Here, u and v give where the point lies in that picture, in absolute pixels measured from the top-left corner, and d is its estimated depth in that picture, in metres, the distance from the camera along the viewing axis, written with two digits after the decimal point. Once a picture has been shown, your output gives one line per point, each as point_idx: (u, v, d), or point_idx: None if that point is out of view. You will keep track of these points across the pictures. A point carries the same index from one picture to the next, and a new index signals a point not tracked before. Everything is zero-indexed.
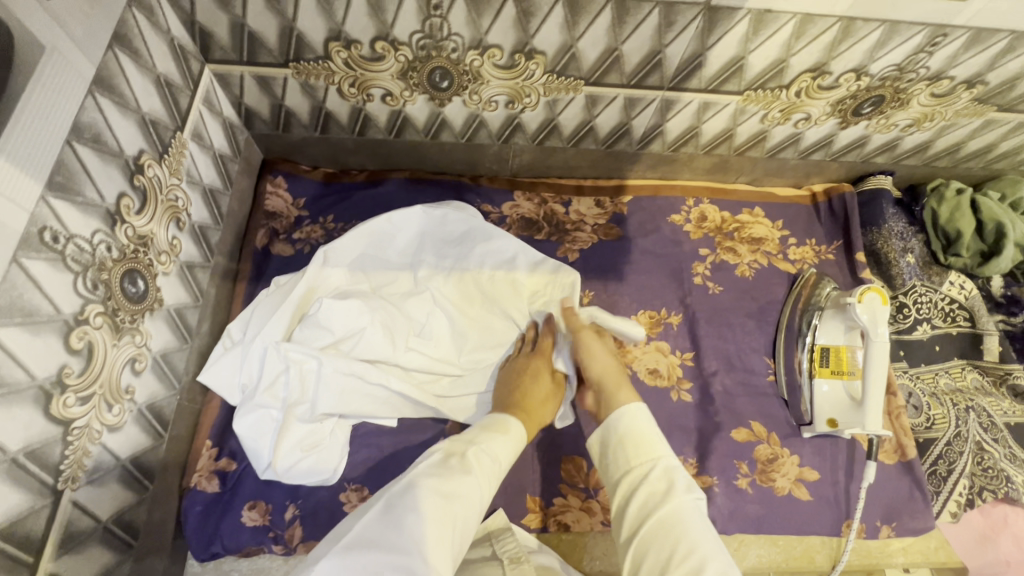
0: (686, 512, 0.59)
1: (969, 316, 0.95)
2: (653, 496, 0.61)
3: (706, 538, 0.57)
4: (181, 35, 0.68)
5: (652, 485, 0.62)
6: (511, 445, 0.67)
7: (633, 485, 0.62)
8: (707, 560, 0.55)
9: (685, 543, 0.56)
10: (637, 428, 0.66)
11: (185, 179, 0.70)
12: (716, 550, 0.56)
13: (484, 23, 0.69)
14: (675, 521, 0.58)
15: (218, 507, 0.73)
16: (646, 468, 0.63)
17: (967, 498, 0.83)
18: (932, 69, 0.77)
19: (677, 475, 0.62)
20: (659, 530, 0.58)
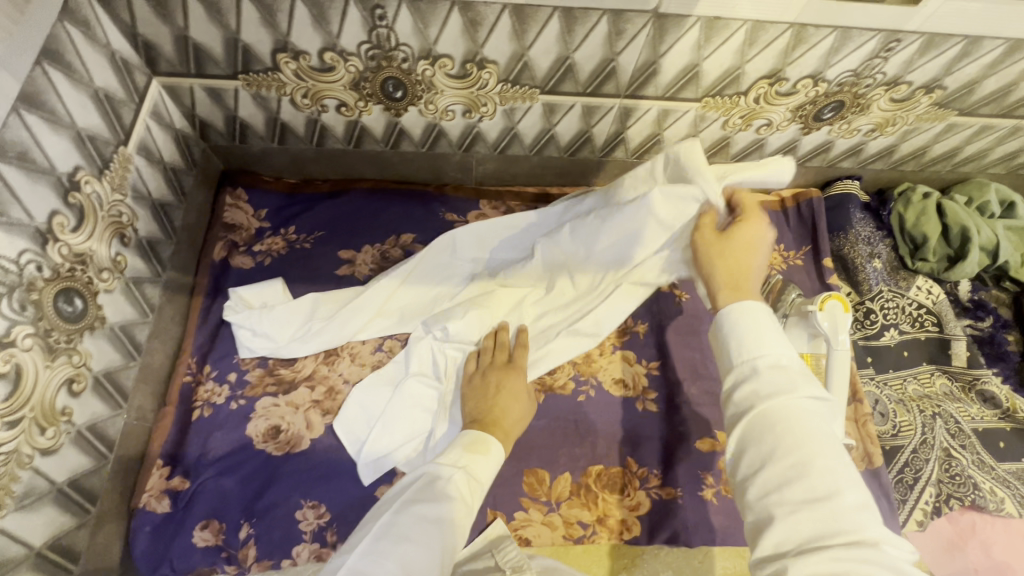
0: (801, 413, 0.47)
1: (937, 321, 0.94)
2: (759, 386, 0.50)
3: (817, 437, 0.46)
4: (123, 48, 0.67)
5: (753, 379, 0.50)
6: (491, 463, 0.66)
7: (739, 372, 0.52)
8: (813, 457, 0.45)
9: (786, 441, 0.46)
10: (746, 323, 0.53)
11: (130, 194, 0.69)
12: (825, 451, 0.45)
13: (431, 32, 0.68)
14: (780, 417, 0.47)
15: (170, 528, 0.72)
16: (751, 364, 0.51)
17: (934, 506, 0.82)
18: (889, 74, 0.76)
19: (787, 370, 0.50)
20: (768, 425, 0.48)
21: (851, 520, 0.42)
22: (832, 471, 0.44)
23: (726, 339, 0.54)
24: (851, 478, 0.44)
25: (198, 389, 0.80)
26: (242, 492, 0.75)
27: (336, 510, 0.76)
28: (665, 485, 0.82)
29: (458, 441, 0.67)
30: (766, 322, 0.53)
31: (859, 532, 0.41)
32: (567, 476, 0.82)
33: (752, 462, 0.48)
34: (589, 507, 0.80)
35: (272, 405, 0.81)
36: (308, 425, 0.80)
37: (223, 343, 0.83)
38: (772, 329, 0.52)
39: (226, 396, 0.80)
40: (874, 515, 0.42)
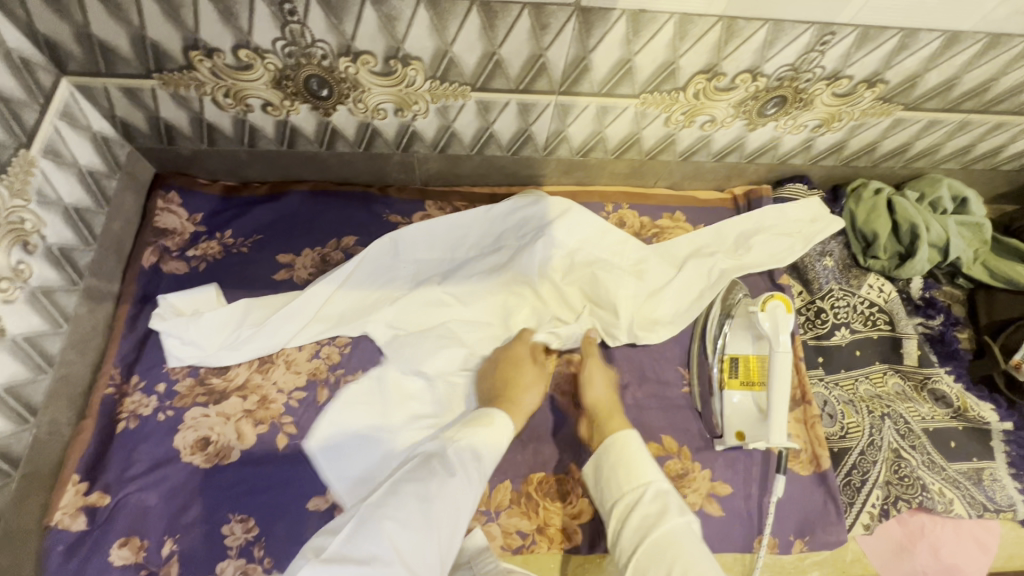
0: (679, 532, 0.61)
1: (889, 319, 0.93)
2: (647, 520, 0.63)
3: (699, 559, 0.59)
4: (22, 46, 0.64)
5: (644, 509, 0.65)
6: (493, 438, 0.68)
7: (632, 505, 0.65)
8: (693, 565, 0.58)
9: (677, 563, 0.58)
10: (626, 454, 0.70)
11: (34, 199, 0.66)
12: (703, 559, 0.59)
13: (347, 28, 0.65)
14: (673, 542, 0.60)
15: (85, 546, 0.69)
16: (637, 493, 0.66)
17: (882, 509, 0.81)
18: (828, 69, 0.74)
19: (668, 498, 0.65)
20: (659, 551, 0.60)
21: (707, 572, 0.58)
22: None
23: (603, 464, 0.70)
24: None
25: (123, 401, 0.77)
26: (165, 507, 0.73)
27: (266, 524, 0.73)
28: None
29: (464, 423, 0.69)
30: (637, 447, 0.70)
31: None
32: (507, 484, 0.79)
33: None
34: (530, 515, 0.78)
35: (202, 415, 0.78)
36: (238, 436, 0.78)
37: (150, 352, 0.80)
38: (642, 449, 0.70)
39: (153, 407, 0.77)
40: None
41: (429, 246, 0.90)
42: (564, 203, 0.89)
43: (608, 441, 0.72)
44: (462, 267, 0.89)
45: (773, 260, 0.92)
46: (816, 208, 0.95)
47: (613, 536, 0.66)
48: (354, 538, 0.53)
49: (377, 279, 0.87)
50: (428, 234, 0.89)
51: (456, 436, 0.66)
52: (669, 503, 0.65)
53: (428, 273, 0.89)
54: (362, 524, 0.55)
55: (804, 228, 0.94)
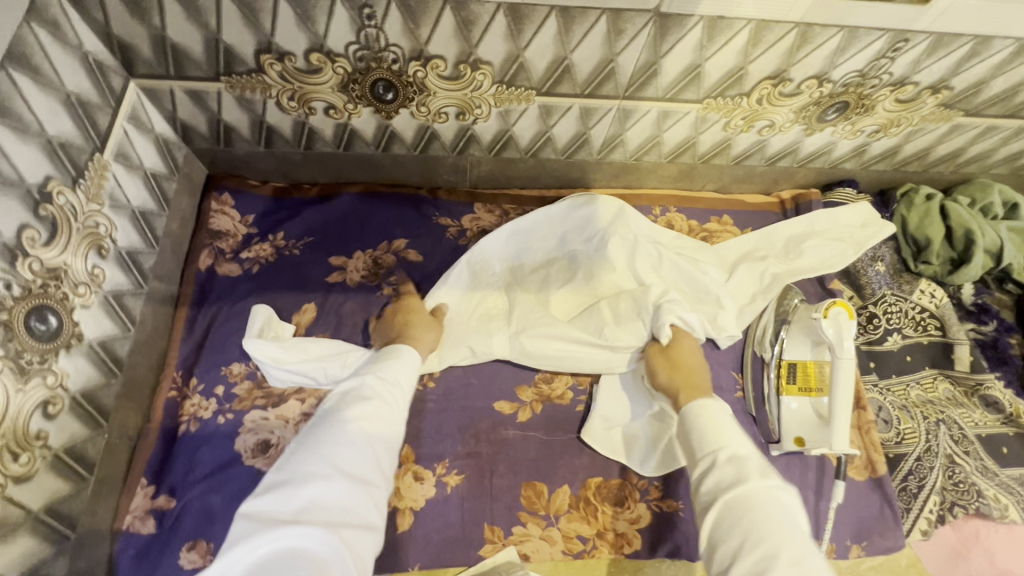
0: (764, 500, 0.53)
1: (940, 325, 0.93)
2: (723, 483, 0.55)
3: (785, 533, 0.51)
4: (97, 49, 0.63)
5: (721, 471, 0.56)
6: (407, 365, 0.67)
7: (703, 472, 0.57)
8: (779, 547, 0.50)
9: (749, 536, 0.51)
10: (710, 416, 0.61)
11: (107, 203, 0.66)
12: (793, 545, 0.50)
13: (423, 33, 0.65)
14: (752, 511, 0.52)
15: (155, 549, 0.68)
16: (711, 461, 0.58)
17: (938, 515, 0.81)
18: (896, 75, 0.74)
19: (745, 463, 0.56)
20: (738, 514, 0.53)
21: None
22: (801, 564, 0.49)
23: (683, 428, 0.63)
24: (818, 569, 0.49)
25: (184, 404, 0.77)
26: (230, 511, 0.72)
27: None
28: (666, 497, 0.80)
29: (374, 362, 0.67)
30: (721, 414, 0.62)
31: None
32: (566, 489, 0.80)
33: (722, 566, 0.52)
34: (589, 520, 0.78)
35: (261, 419, 0.77)
36: None
37: (209, 354, 0.80)
38: (723, 420, 0.61)
39: (213, 410, 0.77)
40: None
41: (499, 252, 0.91)
42: (614, 209, 0.89)
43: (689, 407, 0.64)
44: (532, 267, 0.90)
45: (824, 266, 0.92)
46: (866, 214, 0.95)
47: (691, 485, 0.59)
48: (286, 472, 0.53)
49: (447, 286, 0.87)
50: (494, 241, 0.90)
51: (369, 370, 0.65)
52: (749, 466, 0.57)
53: (503, 278, 0.89)
54: (288, 461, 0.54)
55: (855, 233, 0.94)
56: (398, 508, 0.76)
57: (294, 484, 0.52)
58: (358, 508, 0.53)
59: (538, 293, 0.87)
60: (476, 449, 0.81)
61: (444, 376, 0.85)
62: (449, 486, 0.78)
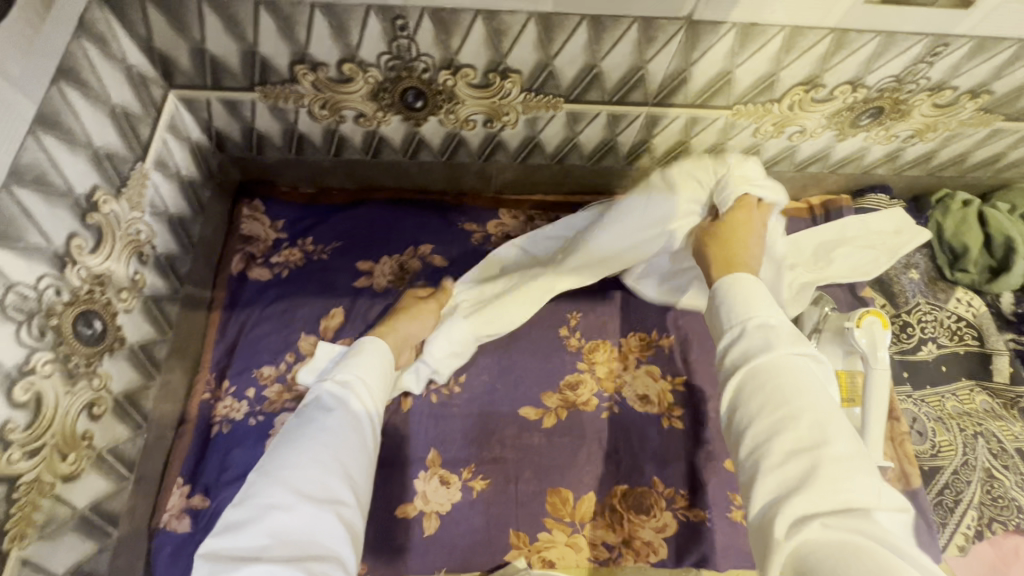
0: (790, 364, 0.50)
1: (977, 334, 0.90)
2: (751, 350, 0.53)
3: (812, 392, 0.49)
4: (140, 62, 0.65)
5: (749, 341, 0.53)
6: (370, 362, 0.66)
7: (731, 342, 0.55)
8: (804, 409, 0.47)
9: (773, 394, 0.49)
10: (746, 291, 0.58)
11: (148, 210, 0.68)
12: (818, 405, 0.48)
13: (454, 43, 0.65)
14: (777, 374, 0.50)
15: (190, 547, 0.70)
16: (741, 327, 0.55)
17: (976, 531, 0.79)
18: (934, 80, 0.72)
19: (776, 332, 0.53)
20: (762, 380, 0.50)
21: (837, 470, 0.43)
22: (824, 427, 0.46)
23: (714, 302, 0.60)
24: (843, 434, 0.46)
25: (217, 406, 0.79)
26: None
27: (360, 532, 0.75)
28: (693, 507, 0.79)
29: (337, 364, 0.66)
30: (757, 287, 0.59)
31: (851, 481, 0.43)
32: (591, 496, 0.79)
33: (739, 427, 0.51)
34: (615, 528, 0.78)
35: (291, 421, 0.78)
36: None
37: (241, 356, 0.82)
38: (759, 295, 0.57)
39: (245, 412, 0.78)
40: (857, 471, 0.43)
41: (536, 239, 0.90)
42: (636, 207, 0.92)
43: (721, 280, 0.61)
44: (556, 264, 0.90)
45: (857, 273, 0.91)
46: (900, 220, 0.93)
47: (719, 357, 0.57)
48: (245, 504, 0.51)
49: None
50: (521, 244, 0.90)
51: (332, 377, 0.64)
52: (782, 335, 0.53)
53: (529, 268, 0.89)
54: (248, 490, 0.53)
55: (888, 240, 0.92)
56: (423, 511, 0.78)
57: (255, 511, 0.50)
58: (326, 527, 0.51)
59: (563, 274, 0.85)
60: (501, 455, 0.81)
61: (469, 381, 0.86)
62: (474, 491, 0.79)
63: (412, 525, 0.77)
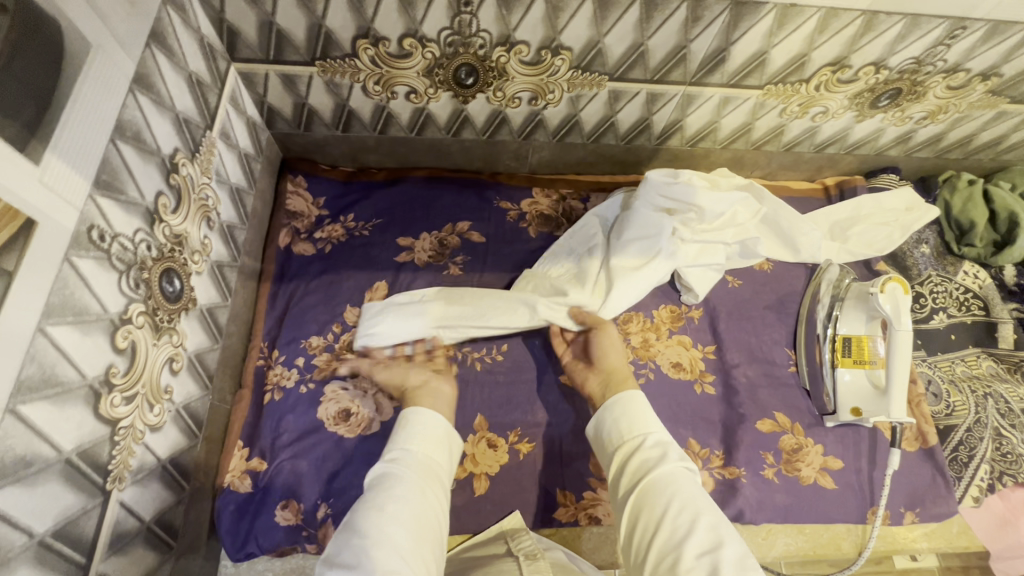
0: (679, 476, 0.59)
1: (983, 305, 0.97)
2: (648, 463, 0.61)
3: (697, 498, 0.56)
4: (209, 33, 0.68)
5: (646, 453, 0.62)
6: (431, 429, 0.64)
7: (633, 451, 0.63)
8: (701, 514, 0.54)
9: (679, 500, 0.56)
10: (632, 408, 0.67)
11: (214, 178, 0.70)
12: (712, 513, 0.55)
13: (513, 19, 0.69)
14: (669, 482, 0.58)
15: (252, 508, 0.71)
16: (639, 442, 0.64)
17: (988, 483, 0.85)
18: (950, 62, 0.78)
19: (671, 447, 0.62)
20: (654, 490, 0.58)
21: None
22: (717, 528, 0.53)
23: (604, 429, 0.68)
24: (735, 539, 0.52)
25: (270, 372, 0.80)
26: (317, 472, 0.73)
27: None
28: (727, 465, 0.82)
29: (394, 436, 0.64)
30: (642, 402, 0.68)
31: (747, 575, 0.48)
32: None
33: (646, 531, 0.56)
34: None
35: (341, 389, 0.78)
36: (377, 408, 0.77)
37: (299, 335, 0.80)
38: (646, 405, 0.68)
39: (296, 379, 0.79)
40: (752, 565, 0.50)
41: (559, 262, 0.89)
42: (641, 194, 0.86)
43: (612, 398, 0.69)
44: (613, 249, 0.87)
45: (871, 248, 0.96)
46: (911, 198, 0.99)
47: (618, 470, 0.64)
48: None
49: (508, 262, 0.92)
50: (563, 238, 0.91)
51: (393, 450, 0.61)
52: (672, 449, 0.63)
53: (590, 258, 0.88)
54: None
55: (900, 217, 0.98)
56: (473, 473, 0.80)
57: None
58: None
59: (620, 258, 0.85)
60: (545, 418, 0.84)
61: (511, 350, 0.88)
62: (521, 453, 0.81)
63: (462, 485, 0.79)
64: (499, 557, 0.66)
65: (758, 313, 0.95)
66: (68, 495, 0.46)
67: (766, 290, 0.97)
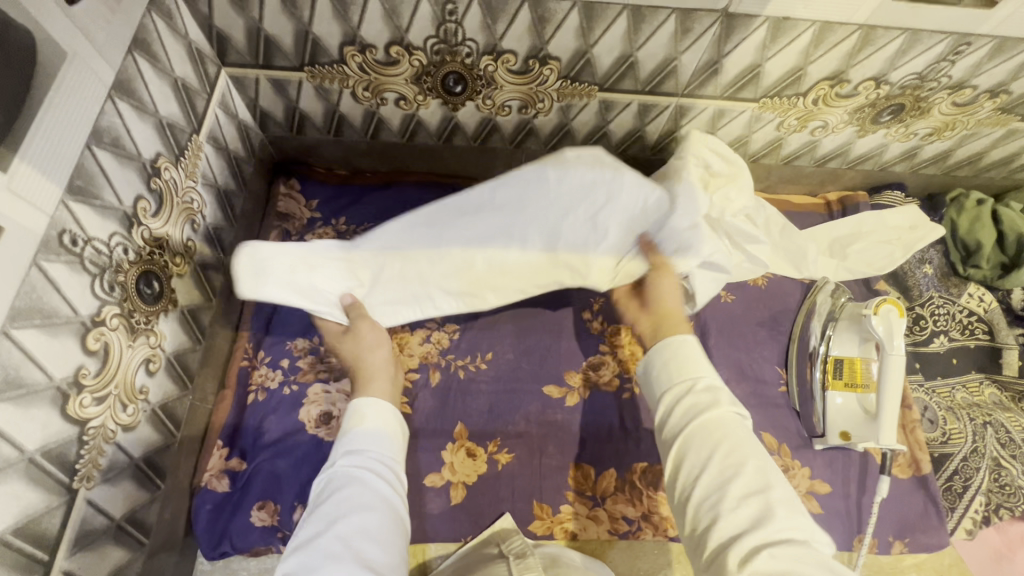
0: (731, 420, 0.52)
1: (988, 329, 0.94)
2: (697, 407, 0.54)
3: (749, 442, 0.51)
4: (199, 39, 0.69)
5: (696, 396, 0.54)
6: (374, 424, 0.60)
7: (679, 396, 0.55)
8: (747, 460, 0.49)
9: (725, 446, 0.50)
10: (682, 351, 0.58)
11: (200, 181, 0.71)
12: (762, 458, 0.50)
13: (499, 29, 0.69)
14: (723, 426, 0.51)
15: (229, 507, 0.72)
16: (688, 386, 0.56)
17: (984, 515, 0.82)
18: (955, 78, 0.75)
19: (722, 389, 0.54)
20: (703, 432, 0.52)
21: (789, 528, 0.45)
22: (766, 473, 0.49)
23: (655, 366, 0.59)
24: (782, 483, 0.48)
25: (254, 373, 0.80)
26: (295, 474, 0.74)
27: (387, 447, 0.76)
28: None
29: (345, 428, 0.60)
30: (690, 347, 0.58)
31: (793, 526, 0.45)
32: (611, 472, 0.80)
33: (687, 479, 0.51)
34: (634, 503, 0.79)
35: (324, 392, 0.78)
36: None
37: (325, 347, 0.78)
38: (695, 346, 0.59)
39: (279, 380, 0.79)
40: (801, 510, 0.47)
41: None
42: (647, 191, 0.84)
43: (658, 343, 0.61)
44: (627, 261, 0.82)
45: (872, 267, 0.94)
46: (916, 215, 0.94)
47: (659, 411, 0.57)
48: None
49: None
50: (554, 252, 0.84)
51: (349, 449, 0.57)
52: (722, 392, 0.55)
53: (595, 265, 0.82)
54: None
55: (905, 236, 0.94)
56: (450, 481, 0.79)
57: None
58: None
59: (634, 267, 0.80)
60: (527, 429, 0.82)
61: (496, 359, 0.87)
62: (499, 464, 0.80)
63: (439, 493, 0.78)
64: (492, 561, 0.68)
65: (750, 330, 0.92)
66: (31, 494, 0.47)
67: (759, 306, 0.94)
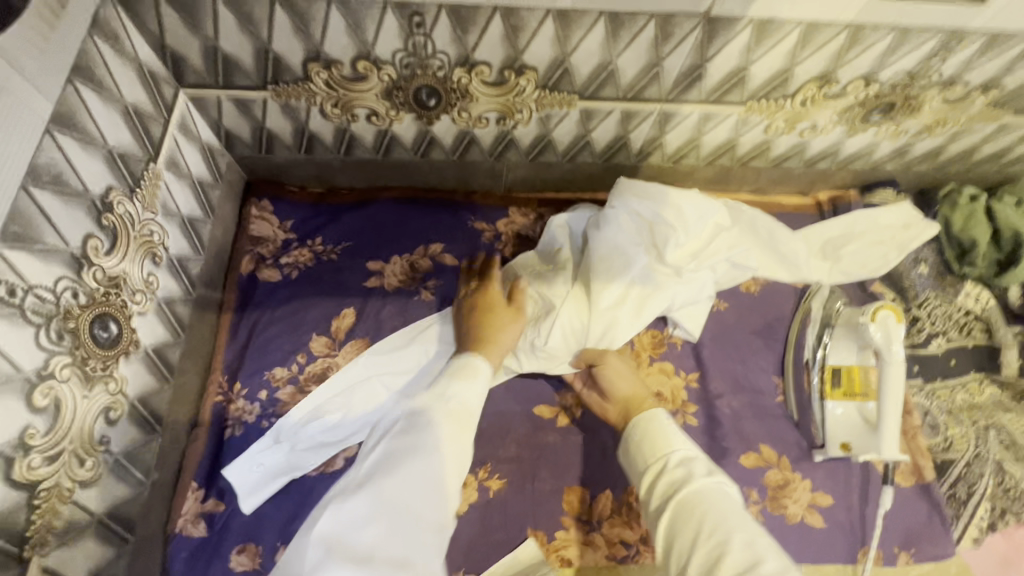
0: (710, 493, 0.51)
1: (985, 328, 0.92)
2: (674, 484, 0.54)
3: (734, 515, 0.50)
4: (152, 61, 0.65)
5: (671, 475, 0.55)
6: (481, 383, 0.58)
7: (656, 475, 0.56)
8: (731, 531, 0.48)
9: (710, 520, 0.48)
10: (652, 428, 0.59)
11: (161, 211, 0.67)
12: (747, 529, 0.48)
13: (470, 40, 0.66)
14: (704, 502, 0.50)
15: (206, 553, 0.68)
16: (662, 463, 0.56)
17: (988, 522, 0.79)
18: (945, 75, 0.73)
19: (695, 462, 0.55)
20: (682, 512, 0.51)
21: None
22: (755, 546, 0.46)
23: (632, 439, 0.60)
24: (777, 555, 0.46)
25: (229, 408, 0.76)
26: (276, 513, 0.70)
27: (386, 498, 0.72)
28: None
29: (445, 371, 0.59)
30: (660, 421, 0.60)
31: None
32: (608, 494, 0.77)
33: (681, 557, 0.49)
34: (633, 525, 0.76)
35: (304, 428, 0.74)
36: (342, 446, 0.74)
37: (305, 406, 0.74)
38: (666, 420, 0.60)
39: (258, 415, 0.75)
40: None
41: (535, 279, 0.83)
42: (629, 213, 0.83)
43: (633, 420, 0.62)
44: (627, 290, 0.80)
45: (864, 269, 0.92)
46: (908, 215, 0.93)
47: (643, 494, 0.57)
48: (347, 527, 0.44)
49: None
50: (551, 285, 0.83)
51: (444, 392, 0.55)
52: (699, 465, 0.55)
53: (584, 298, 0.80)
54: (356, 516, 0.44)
55: (897, 235, 0.93)
56: None
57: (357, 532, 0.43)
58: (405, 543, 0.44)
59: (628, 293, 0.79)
60: (518, 454, 0.79)
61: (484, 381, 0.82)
62: (490, 491, 0.76)
63: None
64: None
65: (747, 339, 0.89)
66: None
67: (754, 313, 0.91)
